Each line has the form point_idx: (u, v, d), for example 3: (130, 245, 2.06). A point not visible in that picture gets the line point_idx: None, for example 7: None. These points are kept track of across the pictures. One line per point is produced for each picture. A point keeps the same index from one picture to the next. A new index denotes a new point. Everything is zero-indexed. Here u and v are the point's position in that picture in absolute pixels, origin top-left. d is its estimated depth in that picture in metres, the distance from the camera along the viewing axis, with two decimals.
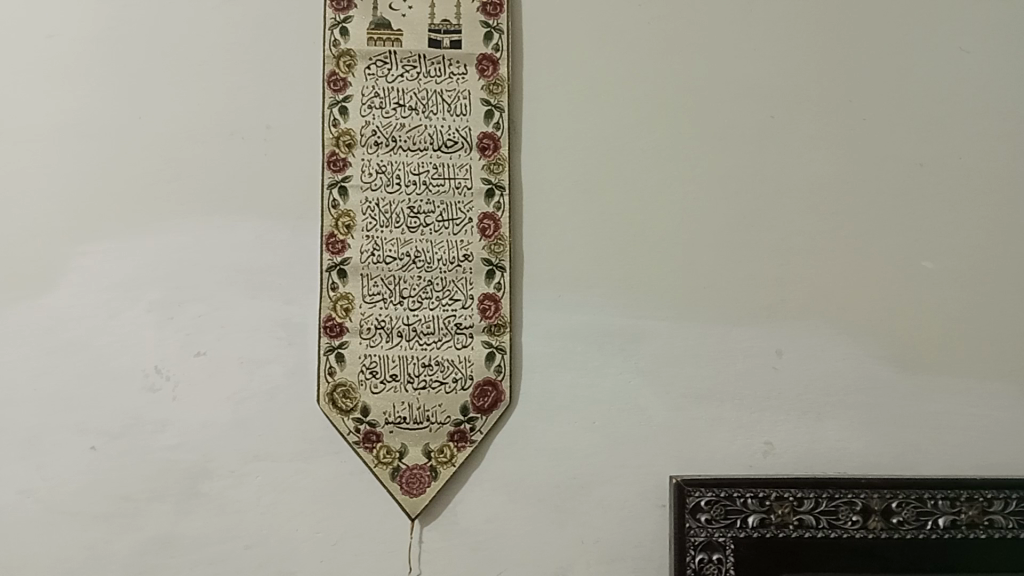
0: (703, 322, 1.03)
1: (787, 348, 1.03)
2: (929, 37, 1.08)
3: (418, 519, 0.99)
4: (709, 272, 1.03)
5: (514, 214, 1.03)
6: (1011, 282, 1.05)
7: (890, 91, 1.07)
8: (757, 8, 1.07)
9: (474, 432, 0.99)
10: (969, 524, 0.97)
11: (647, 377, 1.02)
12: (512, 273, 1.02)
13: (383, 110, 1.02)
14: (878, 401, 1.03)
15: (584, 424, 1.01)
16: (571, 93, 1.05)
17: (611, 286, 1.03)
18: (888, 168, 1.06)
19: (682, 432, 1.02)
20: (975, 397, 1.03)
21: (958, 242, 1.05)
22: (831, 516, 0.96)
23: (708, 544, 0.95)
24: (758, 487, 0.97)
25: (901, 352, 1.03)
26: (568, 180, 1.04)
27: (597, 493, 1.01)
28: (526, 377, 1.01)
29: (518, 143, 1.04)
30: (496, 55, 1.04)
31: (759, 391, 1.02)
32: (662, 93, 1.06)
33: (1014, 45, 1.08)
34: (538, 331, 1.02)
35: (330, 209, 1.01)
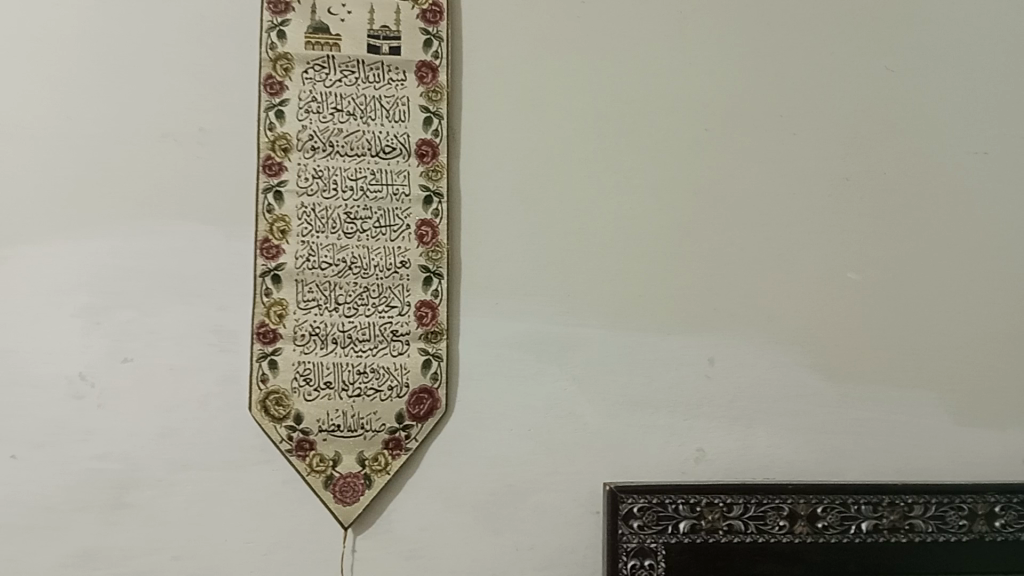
0: (637, 330, 1.04)
1: (719, 356, 1.05)
2: (856, 55, 1.11)
3: (351, 527, 0.98)
4: (643, 281, 1.05)
5: (452, 221, 1.03)
6: (932, 293, 1.09)
7: (818, 106, 1.10)
8: (692, 22, 1.09)
9: (409, 439, 0.99)
10: (891, 529, 1.00)
11: (581, 384, 1.03)
12: (450, 281, 1.02)
13: (320, 115, 1.02)
14: (806, 409, 1.05)
15: (519, 430, 1.02)
16: (507, 102, 1.06)
17: (546, 293, 1.04)
18: (815, 183, 1.09)
19: (615, 439, 1.03)
20: (898, 404, 1.07)
21: (882, 254, 1.09)
22: (760, 522, 0.98)
23: (641, 550, 0.96)
24: (689, 493, 0.98)
25: (827, 361, 1.06)
26: (504, 188, 1.05)
27: (531, 499, 1.01)
28: (462, 385, 1.01)
29: (456, 151, 1.04)
30: (435, 62, 1.04)
31: (691, 399, 1.04)
32: (599, 104, 1.07)
33: (936, 65, 1.13)
34: (474, 338, 1.02)
35: (264, 213, 0.99)
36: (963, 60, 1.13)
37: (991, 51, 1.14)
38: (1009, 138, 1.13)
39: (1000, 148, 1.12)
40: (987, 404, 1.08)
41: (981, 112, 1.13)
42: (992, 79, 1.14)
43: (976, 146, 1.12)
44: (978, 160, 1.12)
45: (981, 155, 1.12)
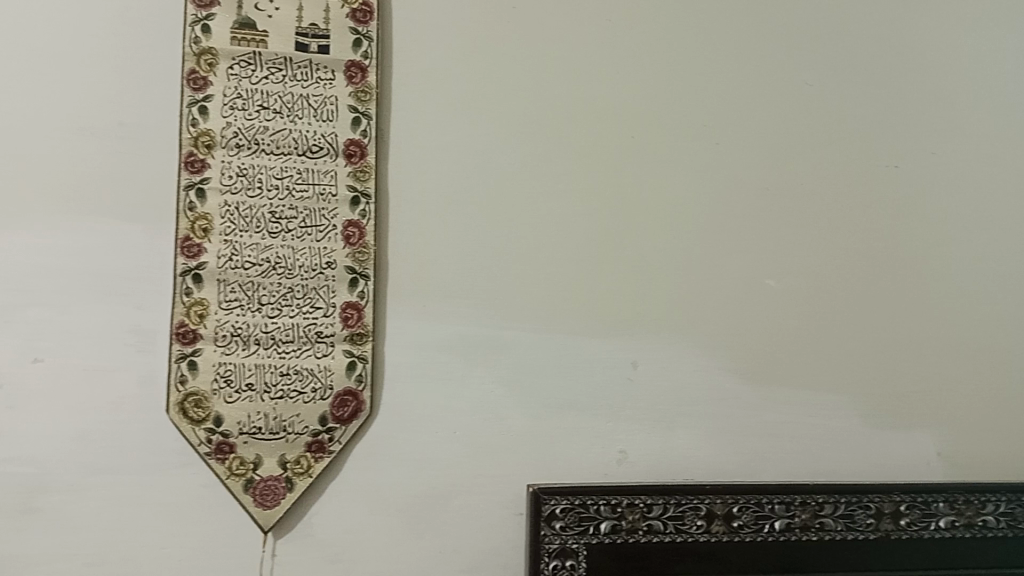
0: (562, 334, 1.06)
1: (642, 360, 1.07)
2: (777, 69, 1.15)
3: (271, 532, 0.96)
4: (569, 285, 1.06)
5: (380, 223, 1.03)
6: (845, 300, 1.13)
7: (740, 118, 1.13)
8: (620, 31, 1.11)
9: (332, 441, 0.98)
10: (802, 528, 1.03)
11: (507, 387, 1.04)
12: (376, 283, 1.02)
13: (246, 112, 1.00)
14: (725, 411, 1.08)
15: (445, 433, 1.02)
16: (437, 104, 1.06)
17: (473, 296, 1.04)
18: (737, 192, 1.12)
19: (539, 441, 1.04)
20: (812, 407, 1.10)
21: (798, 262, 1.13)
22: (678, 522, 1.00)
23: (563, 551, 0.97)
24: (610, 495, 1.00)
25: (745, 366, 1.09)
26: (432, 190, 1.05)
27: (455, 501, 1.01)
28: (387, 387, 1.01)
29: (384, 152, 1.04)
30: (364, 63, 1.03)
31: (614, 401, 1.06)
32: (528, 109, 1.08)
33: (851, 81, 1.17)
34: (400, 341, 1.02)
35: (185, 211, 0.97)
36: (876, 77, 1.18)
37: (903, 69, 1.19)
38: (919, 153, 1.18)
39: (911, 162, 1.17)
40: (895, 408, 1.13)
41: (892, 127, 1.18)
42: (904, 96, 1.18)
43: (888, 160, 1.17)
44: (890, 173, 1.17)
45: (892, 168, 1.17)
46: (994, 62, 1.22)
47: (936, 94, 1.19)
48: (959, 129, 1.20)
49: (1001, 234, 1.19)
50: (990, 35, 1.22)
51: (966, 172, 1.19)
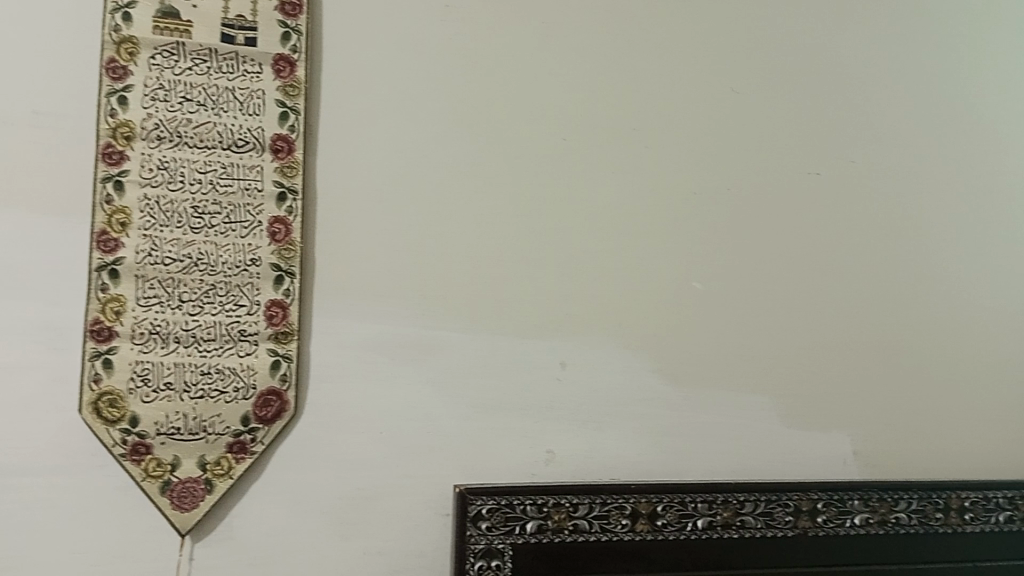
0: (492, 334, 1.06)
1: (570, 360, 1.08)
2: (707, 76, 1.17)
3: (189, 535, 0.94)
4: (498, 284, 1.06)
5: (307, 220, 1.01)
6: (768, 303, 1.16)
7: (670, 122, 1.15)
8: (553, 33, 1.12)
9: (255, 442, 0.96)
10: (724, 525, 1.05)
11: (435, 387, 1.03)
12: (303, 280, 1.00)
13: (168, 103, 0.97)
14: (651, 412, 1.10)
15: (371, 433, 1.01)
16: (367, 101, 1.05)
17: (402, 295, 1.03)
18: (666, 195, 1.14)
19: (467, 441, 1.03)
20: (736, 407, 1.13)
21: (724, 265, 1.15)
22: (603, 521, 1.01)
23: (488, 551, 0.97)
24: (537, 495, 1.00)
25: (671, 367, 1.11)
26: (362, 187, 1.03)
27: (380, 502, 1.00)
28: (313, 387, 0.99)
29: (313, 147, 1.02)
30: (293, 57, 1.01)
31: (543, 401, 1.06)
32: (460, 108, 1.08)
33: (776, 89, 1.20)
34: (327, 340, 1.00)
35: (102, 204, 0.94)
36: (801, 86, 1.21)
37: (826, 80, 1.22)
38: (841, 161, 1.21)
39: (833, 170, 1.21)
40: (814, 408, 1.16)
41: (815, 135, 1.21)
42: (827, 105, 1.22)
43: (811, 167, 1.20)
44: (812, 180, 1.20)
45: (815, 175, 1.20)
46: (912, 76, 1.26)
47: (857, 104, 1.23)
48: (878, 139, 1.23)
49: (916, 242, 1.23)
50: (908, 49, 1.26)
51: (884, 181, 1.23)
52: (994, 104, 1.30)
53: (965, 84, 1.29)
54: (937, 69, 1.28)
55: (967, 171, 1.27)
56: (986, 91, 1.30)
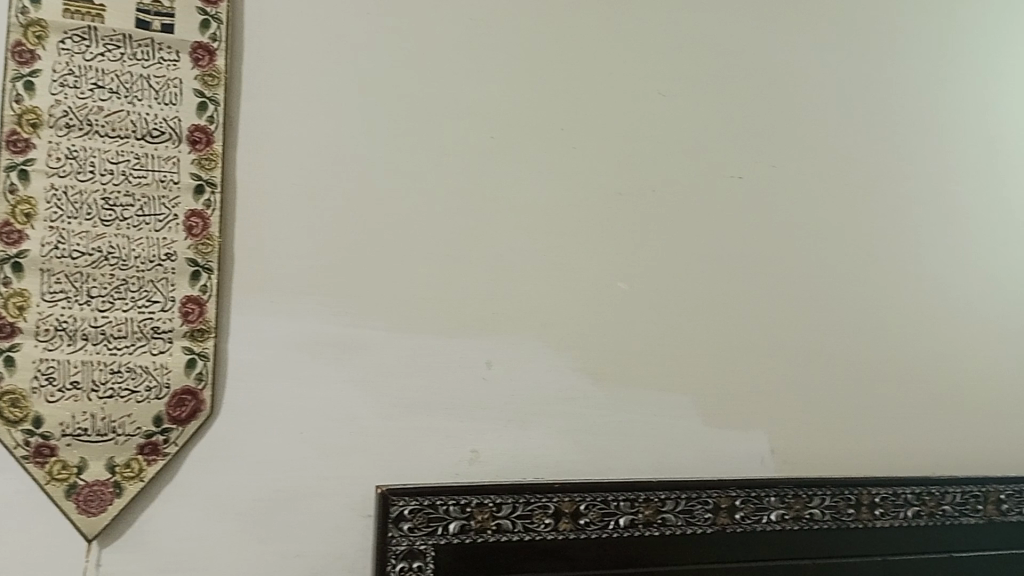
0: (416, 333, 1.04)
1: (495, 360, 1.07)
2: (633, 78, 1.18)
3: (96, 540, 0.90)
4: (424, 283, 1.05)
5: (226, 214, 0.98)
6: (690, 304, 1.17)
7: (597, 123, 1.16)
8: (481, 31, 1.11)
9: (167, 444, 0.93)
10: (645, 523, 1.06)
11: (358, 387, 1.02)
12: (220, 277, 0.97)
13: (78, 90, 0.93)
14: (576, 411, 1.10)
15: (291, 433, 0.98)
16: (290, 93, 1.03)
17: (324, 293, 1.01)
18: (592, 195, 1.14)
19: (390, 441, 1.02)
20: (659, 406, 1.14)
21: (648, 266, 1.16)
22: (526, 520, 1.01)
23: (410, 553, 0.96)
24: (460, 495, 0.99)
25: (596, 366, 1.12)
26: (283, 182, 1.01)
27: (299, 504, 0.98)
28: (230, 386, 0.97)
29: (232, 140, 1.00)
30: (213, 46, 0.98)
31: (468, 401, 1.05)
32: (386, 103, 1.06)
33: (701, 93, 1.22)
34: (245, 338, 0.98)
35: (5, 194, 0.90)
36: (726, 90, 1.23)
37: (749, 85, 1.25)
38: (762, 165, 1.24)
39: (755, 174, 1.23)
40: (734, 407, 1.18)
41: (738, 139, 1.23)
42: (750, 110, 1.24)
43: (733, 171, 1.22)
44: (735, 183, 1.22)
45: (737, 179, 1.22)
46: (831, 84, 1.30)
47: (779, 109, 1.26)
48: (798, 144, 1.27)
49: (833, 245, 1.27)
50: (827, 58, 1.30)
51: (803, 185, 1.26)
52: (908, 113, 1.34)
53: (881, 93, 1.33)
54: (854, 78, 1.32)
55: (881, 177, 1.31)
56: (900, 100, 1.34)
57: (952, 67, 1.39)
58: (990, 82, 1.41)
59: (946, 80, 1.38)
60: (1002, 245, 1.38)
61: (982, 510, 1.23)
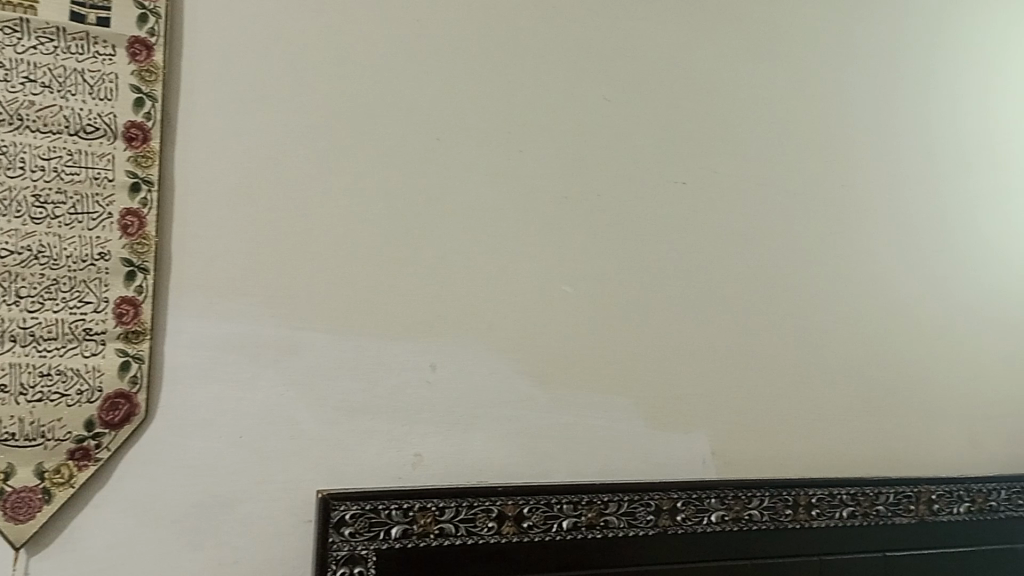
0: (359, 335, 1.03)
1: (440, 363, 1.07)
2: (578, 83, 1.19)
3: (23, 548, 0.87)
4: (367, 285, 1.04)
5: (162, 213, 0.96)
6: (634, 307, 1.18)
7: (542, 126, 1.16)
8: (428, 32, 1.11)
9: (99, 449, 0.90)
10: (588, 526, 1.06)
11: (299, 390, 1.00)
12: (157, 277, 0.95)
13: (8, 84, 0.90)
14: (520, 414, 1.10)
15: (229, 437, 0.97)
16: (231, 91, 1.01)
17: (265, 294, 1.00)
18: (538, 199, 1.15)
19: (332, 445, 1.01)
20: (602, 409, 1.14)
21: (593, 269, 1.17)
22: (469, 524, 1.00)
23: (351, 558, 0.94)
24: (402, 499, 0.98)
25: (540, 369, 1.12)
26: (223, 181, 0.99)
27: (238, 510, 0.96)
28: (166, 389, 0.94)
29: (170, 138, 0.98)
30: (151, 40, 0.96)
31: (411, 404, 1.05)
32: (329, 104, 1.05)
33: (645, 99, 1.23)
34: (183, 340, 0.96)
35: None
36: (670, 97, 1.25)
37: (693, 92, 1.26)
38: (705, 171, 1.26)
39: (698, 180, 1.25)
40: (676, 410, 1.19)
41: (681, 145, 1.25)
42: (693, 117, 1.26)
43: (677, 176, 1.24)
44: (678, 189, 1.23)
45: (680, 184, 1.24)
46: (772, 93, 1.32)
47: (721, 116, 1.28)
48: (740, 150, 1.29)
49: (773, 251, 1.29)
50: (768, 67, 1.33)
51: (745, 191, 1.28)
52: (846, 123, 1.38)
53: (821, 102, 1.36)
54: (795, 87, 1.34)
55: (820, 185, 1.34)
56: (839, 110, 1.37)
57: (890, 77, 1.42)
58: (927, 93, 1.45)
59: (883, 89, 1.42)
60: (936, 250, 1.41)
61: (915, 510, 1.26)
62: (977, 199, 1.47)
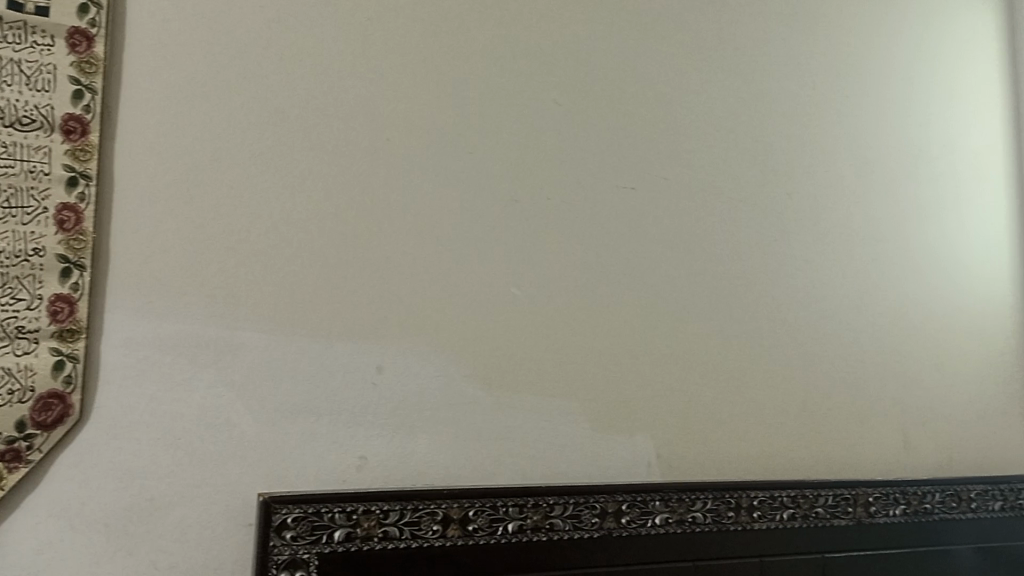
0: (303, 336, 1.02)
1: (386, 365, 1.06)
2: (529, 86, 1.19)
3: None
4: (311, 285, 1.03)
5: (100, 209, 0.94)
6: (581, 311, 1.19)
7: (492, 129, 1.16)
8: (377, 33, 1.11)
9: (31, 450, 0.87)
10: (534, 529, 1.06)
11: (240, 391, 0.98)
12: (93, 274, 0.92)
13: None
14: (467, 417, 1.09)
15: (167, 439, 0.94)
16: (173, 86, 0.99)
17: (205, 293, 0.98)
18: (487, 201, 1.14)
19: (274, 447, 0.99)
20: (549, 413, 1.14)
21: (540, 273, 1.17)
22: (414, 527, 0.99)
23: (292, 562, 0.93)
24: (346, 502, 0.97)
25: (487, 372, 1.11)
26: (163, 178, 0.98)
27: (174, 514, 0.94)
28: (102, 390, 0.92)
29: (108, 132, 0.95)
30: (91, 32, 0.94)
31: (356, 406, 1.03)
32: (274, 102, 1.04)
33: (595, 103, 1.24)
34: (120, 339, 0.93)
35: None
36: (620, 103, 1.26)
37: (642, 98, 1.28)
38: (653, 176, 1.27)
39: (646, 185, 1.26)
40: (622, 413, 1.19)
41: (630, 149, 1.26)
42: (642, 123, 1.27)
43: (625, 181, 1.25)
44: (626, 194, 1.24)
45: (629, 189, 1.25)
46: (720, 101, 1.34)
47: (670, 123, 1.29)
48: (687, 157, 1.30)
49: (719, 256, 1.31)
50: (716, 75, 1.35)
51: (691, 197, 1.30)
52: (792, 132, 1.40)
53: (767, 112, 1.39)
54: (742, 96, 1.37)
55: (765, 193, 1.36)
56: (784, 119, 1.40)
57: (833, 90, 1.46)
58: (869, 105, 1.49)
59: (828, 101, 1.45)
60: (875, 259, 1.45)
61: (852, 512, 1.28)
62: (914, 210, 1.51)
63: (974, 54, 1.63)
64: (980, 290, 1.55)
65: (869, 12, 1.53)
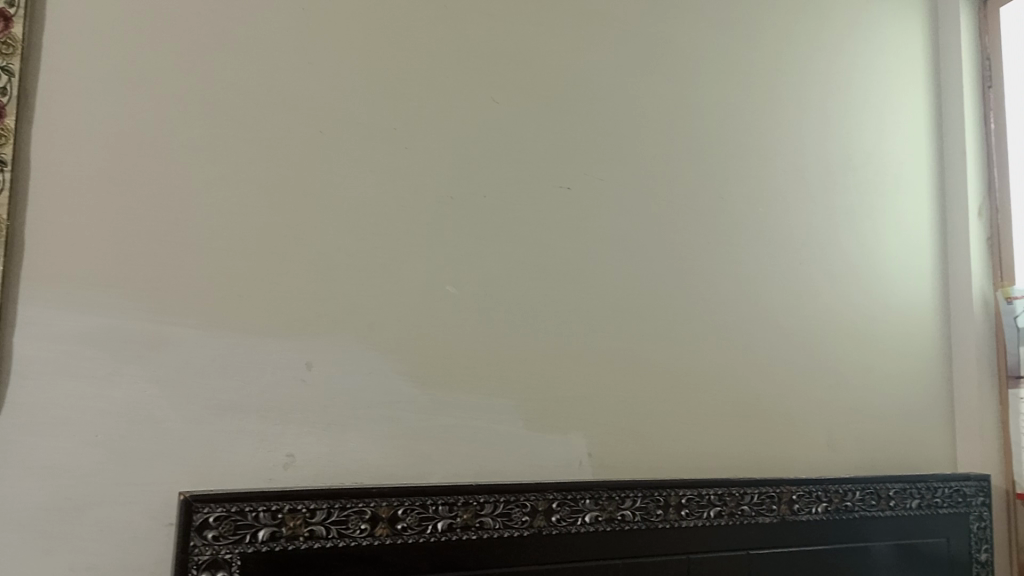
0: (231, 331, 0.99)
1: (316, 361, 1.04)
2: (467, 83, 1.19)
3: None
4: (240, 279, 1.01)
5: (16, 196, 0.90)
6: (515, 309, 1.19)
7: (429, 124, 1.15)
8: (313, 24, 1.09)
9: None
10: (463, 527, 1.05)
11: (164, 387, 0.95)
12: (6, 263, 0.89)
13: None
14: (399, 415, 1.08)
15: (85, 437, 0.91)
16: (99, 72, 0.96)
17: (128, 286, 0.95)
18: (423, 197, 1.13)
19: (198, 445, 0.96)
20: (482, 412, 1.14)
21: (476, 270, 1.16)
22: (341, 526, 0.98)
23: (213, 562, 0.90)
24: (271, 500, 0.94)
25: (420, 370, 1.10)
26: (85, 165, 0.94)
27: (92, 513, 0.90)
28: (15, 383, 0.88)
29: (27, 116, 0.92)
30: (9, 11, 0.91)
31: (285, 404, 1.01)
32: (205, 91, 1.01)
33: (533, 101, 1.24)
34: (35, 332, 0.90)
35: None
36: (557, 102, 1.26)
37: (580, 98, 1.29)
38: (589, 176, 1.28)
39: (582, 185, 1.27)
40: (555, 412, 1.19)
41: (566, 150, 1.26)
42: (579, 122, 1.28)
43: (562, 181, 1.25)
44: (562, 193, 1.25)
45: (565, 189, 1.25)
46: (656, 103, 1.36)
47: (607, 124, 1.30)
48: (623, 157, 1.31)
49: (652, 257, 1.32)
50: (653, 77, 1.36)
51: (627, 198, 1.31)
52: (725, 136, 1.43)
53: (702, 114, 1.41)
54: (679, 99, 1.38)
55: (698, 195, 1.38)
56: (718, 123, 1.42)
57: (766, 96, 1.49)
58: (800, 112, 1.52)
59: (760, 106, 1.48)
60: (802, 262, 1.48)
61: (776, 509, 1.30)
62: (841, 215, 1.55)
63: (897, 68, 1.68)
64: (900, 296, 1.60)
65: (801, 20, 1.56)
